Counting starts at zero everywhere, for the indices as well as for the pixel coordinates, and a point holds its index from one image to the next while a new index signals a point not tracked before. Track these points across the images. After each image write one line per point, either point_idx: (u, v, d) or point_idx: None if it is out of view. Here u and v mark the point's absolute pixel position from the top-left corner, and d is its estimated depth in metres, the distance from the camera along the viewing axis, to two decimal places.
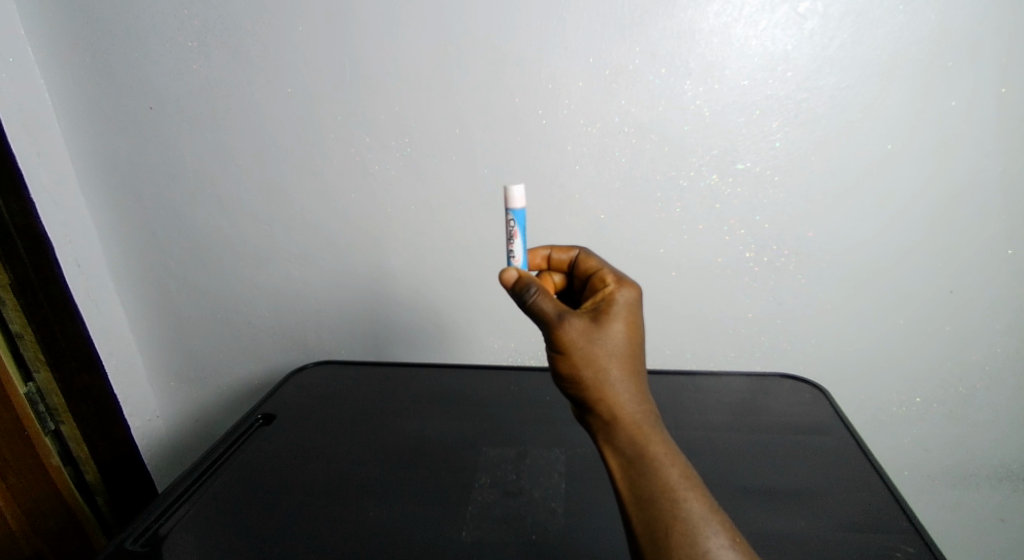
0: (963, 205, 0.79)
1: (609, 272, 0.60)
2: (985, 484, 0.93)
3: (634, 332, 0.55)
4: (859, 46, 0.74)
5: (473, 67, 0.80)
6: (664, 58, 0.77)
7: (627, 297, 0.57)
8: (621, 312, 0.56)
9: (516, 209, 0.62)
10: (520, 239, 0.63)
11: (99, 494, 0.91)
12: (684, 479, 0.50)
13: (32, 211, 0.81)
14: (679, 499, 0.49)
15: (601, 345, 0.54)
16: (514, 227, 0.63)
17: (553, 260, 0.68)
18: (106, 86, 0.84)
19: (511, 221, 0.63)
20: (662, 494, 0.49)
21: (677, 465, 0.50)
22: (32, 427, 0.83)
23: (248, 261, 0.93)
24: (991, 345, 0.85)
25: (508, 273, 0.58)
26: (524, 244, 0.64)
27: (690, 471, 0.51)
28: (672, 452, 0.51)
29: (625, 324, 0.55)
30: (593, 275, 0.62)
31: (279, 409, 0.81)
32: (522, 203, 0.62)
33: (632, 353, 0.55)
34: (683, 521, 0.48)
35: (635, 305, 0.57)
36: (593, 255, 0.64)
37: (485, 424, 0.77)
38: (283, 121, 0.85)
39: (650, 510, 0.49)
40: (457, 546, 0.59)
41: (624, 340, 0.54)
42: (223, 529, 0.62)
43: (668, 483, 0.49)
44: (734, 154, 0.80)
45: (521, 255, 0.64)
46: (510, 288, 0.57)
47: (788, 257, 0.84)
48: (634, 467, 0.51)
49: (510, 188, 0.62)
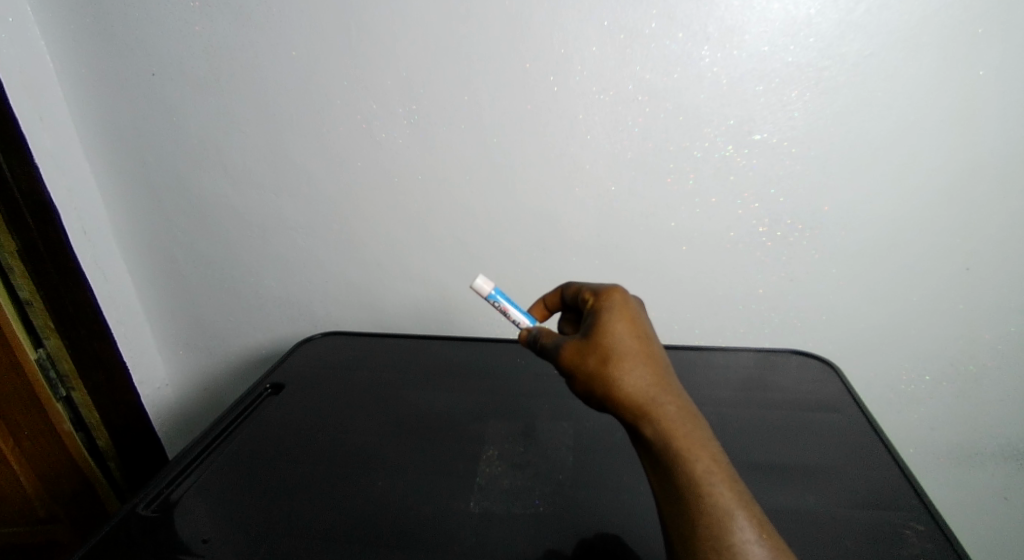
0: (986, 179, 0.77)
1: (592, 291, 0.61)
2: (989, 462, 0.93)
3: (632, 332, 0.56)
4: (886, 11, 0.71)
5: (484, 30, 0.78)
6: (682, 22, 0.75)
7: (615, 300, 0.58)
8: (611, 316, 0.56)
9: (489, 292, 0.68)
10: (512, 307, 0.68)
11: (111, 460, 0.94)
12: (710, 473, 0.50)
13: (37, 176, 0.80)
14: (705, 494, 0.50)
15: (598, 353, 0.55)
16: (501, 304, 0.69)
17: (548, 301, 0.68)
18: (107, 49, 0.82)
19: (494, 302, 0.69)
20: (687, 489, 0.50)
21: (702, 459, 0.51)
22: (43, 393, 0.86)
23: (255, 230, 0.93)
24: (1006, 324, 0.84)
25: (520, 333, 0.63)
26: (519, 308, 0.69)
27: (717, 463, 0.51)
28: (697, 445, 0.51)
29: (618, 327, 0.56)
30: (584, 293, 0.62)
31: (287, 378, 0.81)
32: (489, 285, 0.69)
33: (639, 354, 0.54)
34: (708, 516, 0.49)
35: (626, 305, 0.58)
36: (574, 283, 0.65)
37: (491, 396, 0.76)
38: (288, 86, 0.83)
39: (676, 508, 0.51)
40: (465, 517, 0.59)
41: (625, 344, 0.55)
42: (236, 496, 0.62)
43: (692, 479, 0.50)
44: (751, 123, 0.78)
45: (523, 317, 0.68)
46: (523, 341, 0.63)
47: (802, 232, 0.83)
48: (657, 466, 0.52)
49: (474, 283, 0.69)
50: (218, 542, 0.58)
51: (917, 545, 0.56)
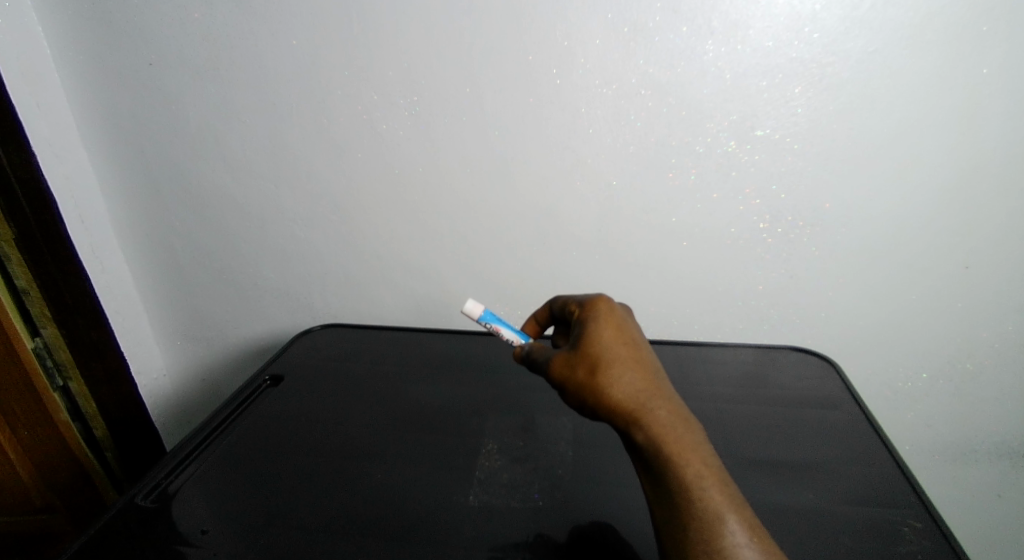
0: (987, 178, 0.77)
1: (578, 304, 0.61)
2: (983, 459, 0.94)
3: (619, 340, 0.56)
4: (891, 8, 0.71)
5: (486, 21, 0.77)
6: (686, 16, 0.74)
7: (600, 310, 0.59)
8: (597, 325, 0.57)
9: (481, 313, 0.68)
10: (505, 328, 0.68)
11: (108, 450, 0.94)
12: (701, 477, 0.50)
13: (35, 165, 0.79)
14: (696, 498, 0.50)
15: (587, 363, 0.55)
16: (493, 326, 0.68)
17: (540, 318, 0.69)
18: (104, 36, 0.81)
19: (485, 324, 0.68)
20: (678, 494, 0.50)
21: (694, 463, 0.51)
22: (39, 383, 0.85)
23: (254, 220, 0.92)
24: (1003, 324, 0.84)
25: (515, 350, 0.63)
26: (512, 329, 0.68)
27: (708, 466, 0.51)
28: (688, 449, 0.51)
29: (604, 336, 0.56)
30: (571, 307, 0.62)
31: (286, 370, 0.80)
32: (480, 306, 0.68)
33: (629, 360, 0.54)
34: (700, 520, 0.49)
35: (611, 314, 0.58)
36: (561, 297, 0.65)
37: (489, 390, 0.76)
38: (287, 75, 0.82)
39: (668, 512, 0.51)
40: (464, 511, 0.59)
41: (612, 351, 0.55)
42: (232, 488, 0.62)
43: (684, 484, 0.50)
44: (754, 119, 0.78)
45: (516, 337, 0.68)
46: (517, 360, 0.62)
47: (802, 230, 0.83)
48: (650, 472, 0.52)
49: (464, 307, 0.69)
50: (215, 533, 0.58)
51: (914, 542, 0.56)
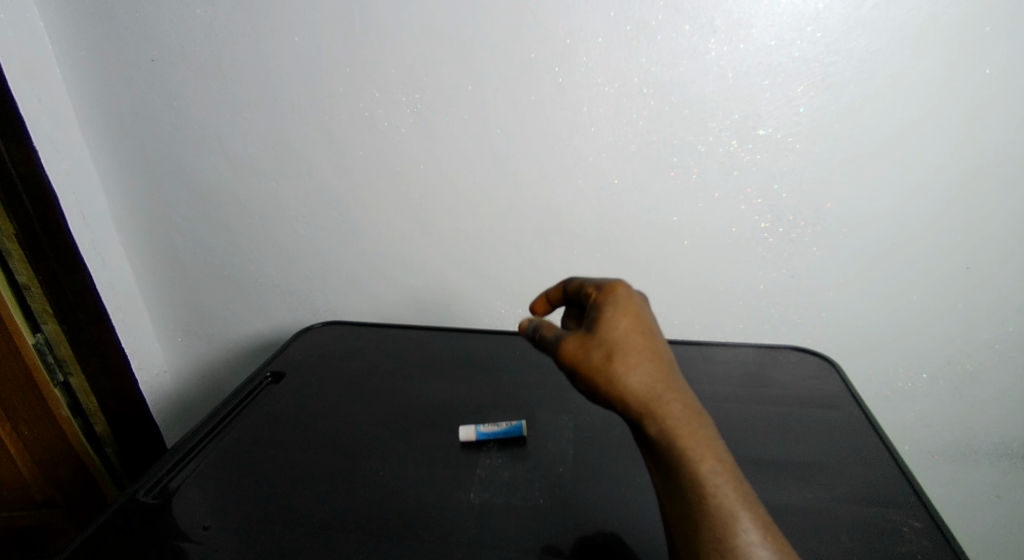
0: (988, 179, 0.77)
1: (595, 287, 0.60)
2: (983, 460, 0.94)
3: (636, 330, 0.55)
4: (894, 7, 0.71)
5: (488, 19, 0.77)
6: (688, 14, 0.74)
7: (618, 296, 0.58)
8: (615, 313, 0.56)
9: None
10: None
11: (109, 445, 0.95)
12: (714, 473, 0.50)
13: (36, 160, 0.79)
14: (708, 494, 0.50)
15: (604, 350, 0.54)
16: None
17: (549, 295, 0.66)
18: (106, 31, 0.81)
19: None
20: (690, 489, 0.50)
21: (707, 458, 0.51)
22: (40, 378, 0.85)
23: (254, 216, 0.92)
24: (1003, 325, 0.85)
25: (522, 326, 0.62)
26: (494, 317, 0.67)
27: (721, 463, 0.51)
28: (702, 444, 0.51)
29: (623, 324, 0.55)
30: (587, 291, 0.61)
31: (287, 367, 0.81)
32: None
33: (647, 350, 0.54)
34: (712, 515, 0.49)
35: (630, 300, 0.57)
36: (575, 279, 0.64)
37: (490, 388, 0.76)
38: (289, 72, 0.82)
39: (680, 506, 0.51)
40: (465, 508, 0.60)
41: (630, 339, 0.54)
42: (234, 484, 0.62)
43: (697, 480, 0.50)
44: (756, 118, 0.78)
45: None
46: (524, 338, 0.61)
47: (803, 229, 0.83)
48: (661, 465, 0.52)
49: None
50: (217, 530, 0.58)
51: (914, 542, 0.56)
